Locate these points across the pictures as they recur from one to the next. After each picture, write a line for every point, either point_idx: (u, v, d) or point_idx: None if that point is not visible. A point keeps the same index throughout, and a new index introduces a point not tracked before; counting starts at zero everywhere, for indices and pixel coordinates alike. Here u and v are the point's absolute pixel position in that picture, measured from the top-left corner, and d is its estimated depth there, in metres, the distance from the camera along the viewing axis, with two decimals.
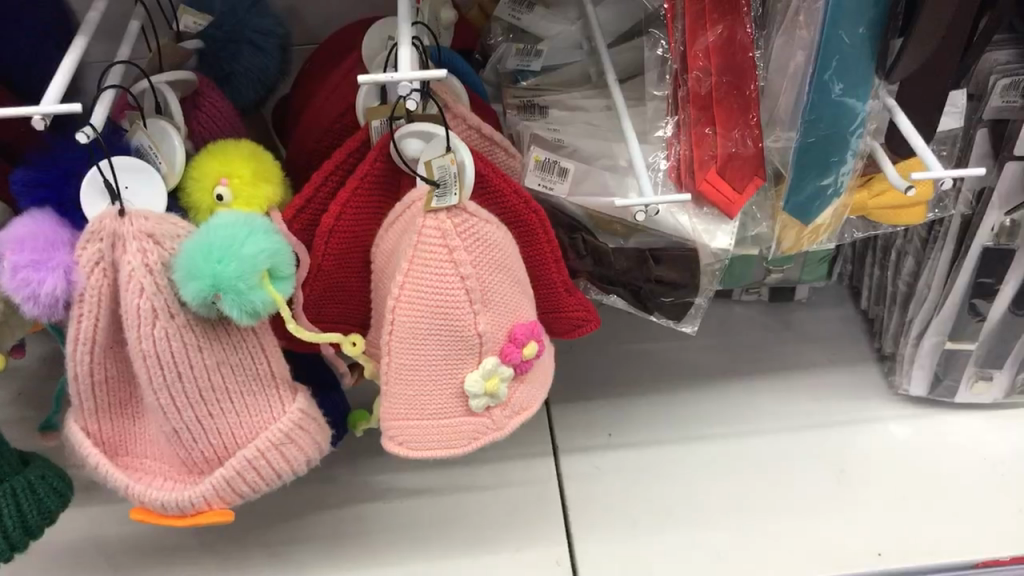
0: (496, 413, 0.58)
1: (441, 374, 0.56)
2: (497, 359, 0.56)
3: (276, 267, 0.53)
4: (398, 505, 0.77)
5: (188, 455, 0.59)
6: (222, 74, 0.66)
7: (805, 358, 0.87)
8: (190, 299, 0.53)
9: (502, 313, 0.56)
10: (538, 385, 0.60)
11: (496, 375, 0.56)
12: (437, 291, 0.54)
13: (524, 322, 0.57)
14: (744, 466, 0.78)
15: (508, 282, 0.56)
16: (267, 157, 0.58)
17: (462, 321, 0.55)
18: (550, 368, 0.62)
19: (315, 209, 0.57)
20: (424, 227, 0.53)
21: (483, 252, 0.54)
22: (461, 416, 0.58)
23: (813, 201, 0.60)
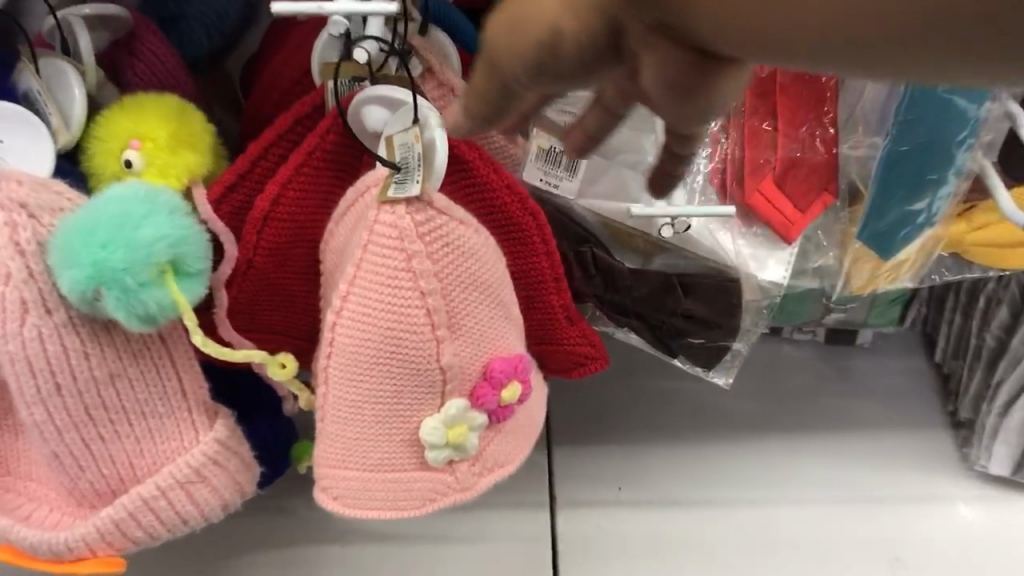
0: (462, 469, 0.46)
1: (390, 414, 0.43)
2: (467, 402, 0.44)
3: (181, 260, 0.41)
4: (356, 551, 0.63)
5: (73, 486, 0.47)
6: (168, 16, 0.53)
7: (863, 415, 0.72)
8: (67, 292, 0.40)
9: (476, 342, 0.44)
10: (515, 438, 0.48)
11: (462, 424, 0.44)
12: (391, 309, 0.41)
13: (504, 357, 0.45)
14: (779, 543, 0.64)
15: (486, 305, 0.44)
16: (196, 117, 0.46)
17: (421, 349, 0.42)
18: (531, 418, 0.49)
19: (251, 187, 0.45)
20: (377, 220, 0.40)
21: (454, 263, 0.42)
22: (415, 470, 0.45)
23: (892, 235, 0.48)
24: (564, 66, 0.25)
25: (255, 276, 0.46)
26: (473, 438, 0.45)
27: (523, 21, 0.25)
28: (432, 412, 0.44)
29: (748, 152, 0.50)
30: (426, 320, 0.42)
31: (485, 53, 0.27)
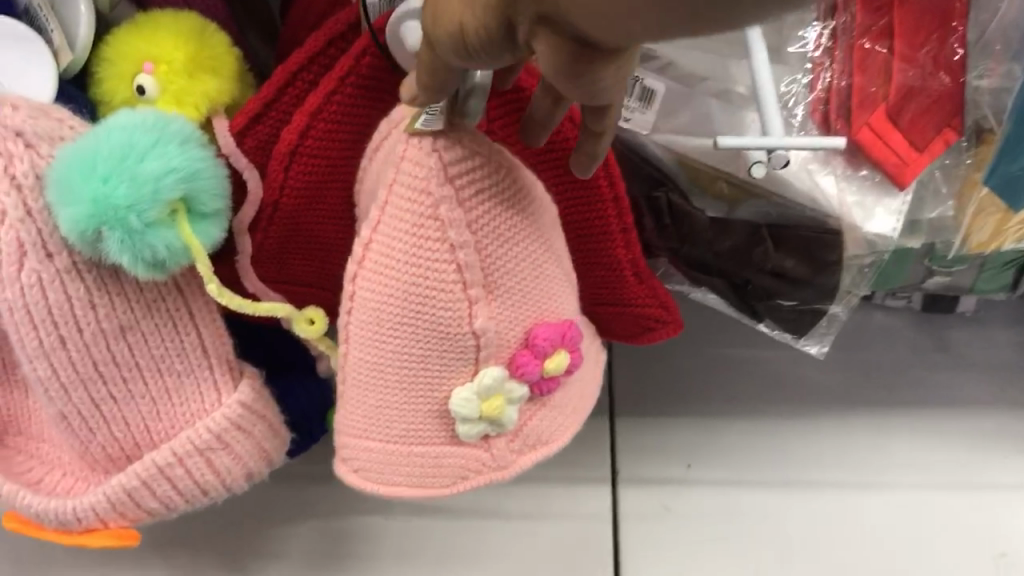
0: (497, 445, 0.40)
1: (416, 381, 0.38)
2: (504, 370, 0.38)
3: (194, 197, 0.36)
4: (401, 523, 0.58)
5: (84, 450, 0.43)
6: None
7: (962, 391, 0.65)
8: (66, 231, 0.36)
9: (518, 306, 0.38)
10: (563, 414, 0.42)
11: (498, 395, 0.38)
12: (416, 261, 0.35)
13: (551, 322, 0.39)
14: (866, 532, 0.58)
15: (532, 262, 0.38)
16: (217, 38, 0.40)
17: (451, 309, 0.36)
18: (584, 391, 0.44)
19: (281, 117, 0.39)
20: (404, 156, 0.34)
21: (493, 213, 0.36)
22: (443, 445, 0.39)
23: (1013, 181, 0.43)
24: (479, 56, 0.24)
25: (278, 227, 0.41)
26: (510, 409, 0.39)
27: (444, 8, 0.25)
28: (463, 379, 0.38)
29: (858, 80, 0.45)
30: (458, 278, 0.36)
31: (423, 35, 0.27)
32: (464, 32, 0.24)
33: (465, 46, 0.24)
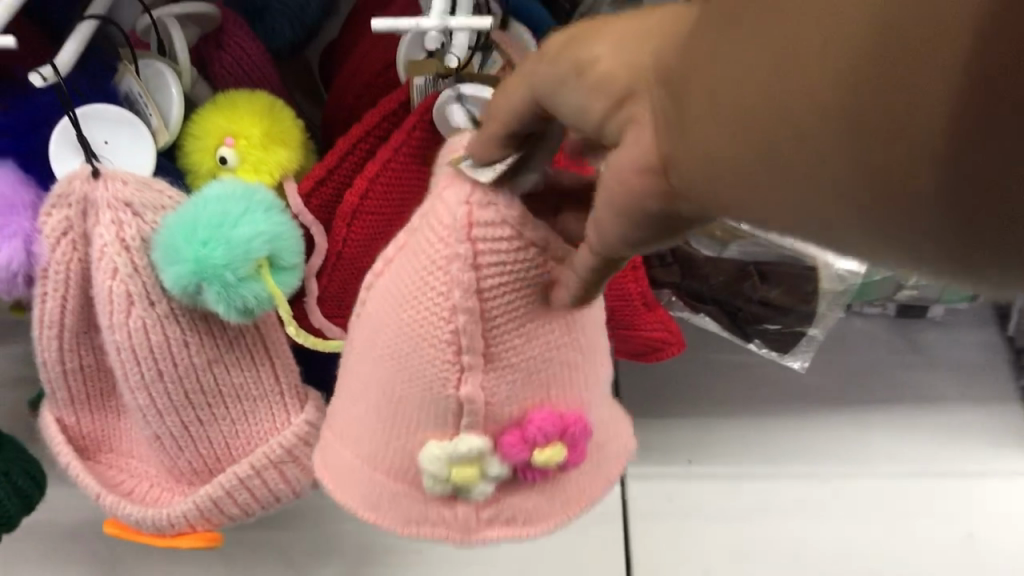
0: (460, 514, 0.40)
1: (395, 419, 0.39)
2: (488, 442, 0.37)
3: (277, 254, 0.43)
4: None
5: (173, 465, 0.50)
6: (253, 8, 0.55)
7: (933, 388, 0.73)
8: (170, 286, 0.42)
9: (507, 394, 0.37)
10: (544, 505, 0.41)
11: (477, 467, 0.38)
12: (415, 304, 0.36)
13: (555, 413, 0.38)
14: (850, 516, 0.65)
15: (538, 355, 0.37)
16: (286, 113, 0.47)
17: (440, 370, 0.37)
18: (578, 485, 0.42)
19: (340, 180, 0.47)
20: (447, 188, 0.34)
21: (500, 298, 0.35)
22: (410, 490, 0.40)
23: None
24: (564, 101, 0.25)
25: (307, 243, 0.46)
26: (485, 485, 0.38)
27: (567, 48, 0.25)
28: (448, 441, 0.38)
29: None
30: (447, 327, 0.36)
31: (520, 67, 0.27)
32: (568, 76, 0.24)
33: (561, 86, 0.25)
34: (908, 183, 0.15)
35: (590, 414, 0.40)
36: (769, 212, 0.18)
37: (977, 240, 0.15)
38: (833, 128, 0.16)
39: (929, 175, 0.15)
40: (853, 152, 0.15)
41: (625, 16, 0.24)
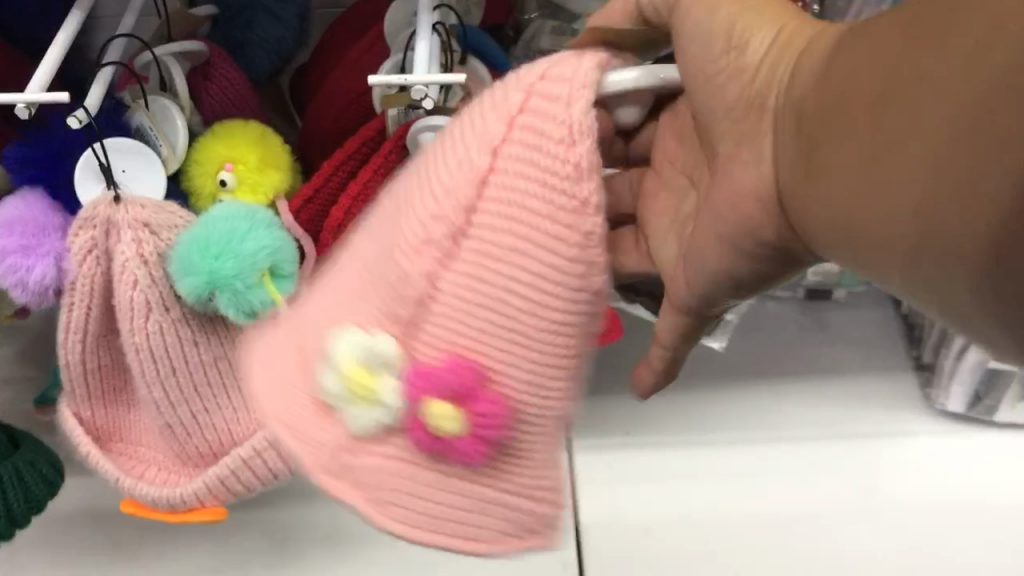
0: (329, 437, 0.40)
1: (332, 309, 0.41)
2: (398, 359, 0.39)
3: (277, 265, 0.50)
4: None
5: (183, 449, 0.56)
6: (235, 44, 0.62)
7: (838, 362, 0.83)
8: (185, 294, 0.49)
9: (450, 322, 0.38)
10: (414, 510, 0.39)
11: (371, 388, 0.38)
12: (437, 173, 0.39)
13: (473, 373, 0.38)
14: (770, 476, 0.74)
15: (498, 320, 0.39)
16: (275, 142, 0.54)
17: (412, 252, 0.38)
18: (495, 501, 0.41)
19: (325, 197, 0.54)
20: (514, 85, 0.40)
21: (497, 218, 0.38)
22: (304, 383, 0.41)
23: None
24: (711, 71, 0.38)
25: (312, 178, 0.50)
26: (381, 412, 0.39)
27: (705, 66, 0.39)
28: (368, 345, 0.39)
29: None
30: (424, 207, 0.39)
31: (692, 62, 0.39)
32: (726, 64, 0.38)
33: (706, 69, 0.38)
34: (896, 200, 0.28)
35: (534, 439, 0.41)
36: (853, 199, 0.31)
37: (928, 258, 0.27)
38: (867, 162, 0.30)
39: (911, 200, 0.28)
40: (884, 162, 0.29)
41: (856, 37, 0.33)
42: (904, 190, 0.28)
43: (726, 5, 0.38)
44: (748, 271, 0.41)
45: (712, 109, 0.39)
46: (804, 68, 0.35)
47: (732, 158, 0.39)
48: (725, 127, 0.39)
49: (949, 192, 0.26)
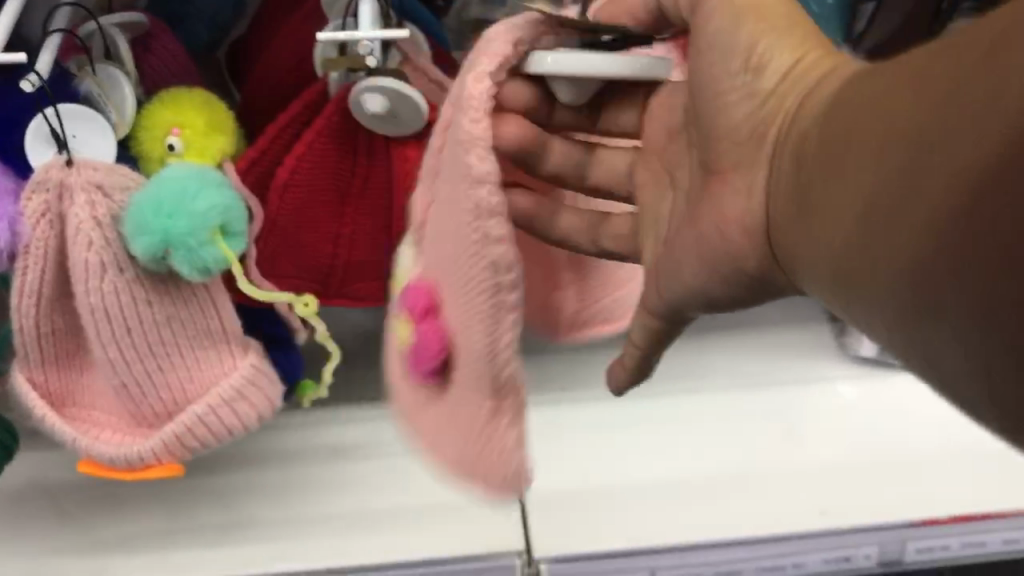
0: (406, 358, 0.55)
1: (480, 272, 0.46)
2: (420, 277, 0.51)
3: (228, 223, 0.52)
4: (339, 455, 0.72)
5: (137, 410, 0.58)
6: (175, 17, 0.64)
7: (757, 316, 0.88)
8: (139, 253, 0.51)
9: (442, 268, 0.48)
10: (475, 426, 0.47)
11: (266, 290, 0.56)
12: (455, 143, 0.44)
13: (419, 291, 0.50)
14: (697, 422, 0.77)
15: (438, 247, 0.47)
16: (222, 108, 0.56)
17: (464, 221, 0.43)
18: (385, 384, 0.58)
19: (270, 159, 0.56)
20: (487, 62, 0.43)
21: (449, 172, 0.45)
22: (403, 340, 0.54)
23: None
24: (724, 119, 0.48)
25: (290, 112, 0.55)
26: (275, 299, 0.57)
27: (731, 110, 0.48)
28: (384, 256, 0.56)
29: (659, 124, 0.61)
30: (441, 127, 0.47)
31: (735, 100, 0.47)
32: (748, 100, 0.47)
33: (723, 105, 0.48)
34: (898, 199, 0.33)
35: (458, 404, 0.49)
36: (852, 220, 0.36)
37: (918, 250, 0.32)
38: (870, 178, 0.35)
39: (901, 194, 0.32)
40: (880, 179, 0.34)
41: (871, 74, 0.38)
42: (886, 199, 0.34)
43: (749, 22, 0.47)
44: (719, 290, 0.51)
45: (717, 134, 0.49)
46: (816, 94, 0.44)
47: (723, 183, 0.49)
48: (731, 152, 0.48)
49: (921, 191, 0.31)
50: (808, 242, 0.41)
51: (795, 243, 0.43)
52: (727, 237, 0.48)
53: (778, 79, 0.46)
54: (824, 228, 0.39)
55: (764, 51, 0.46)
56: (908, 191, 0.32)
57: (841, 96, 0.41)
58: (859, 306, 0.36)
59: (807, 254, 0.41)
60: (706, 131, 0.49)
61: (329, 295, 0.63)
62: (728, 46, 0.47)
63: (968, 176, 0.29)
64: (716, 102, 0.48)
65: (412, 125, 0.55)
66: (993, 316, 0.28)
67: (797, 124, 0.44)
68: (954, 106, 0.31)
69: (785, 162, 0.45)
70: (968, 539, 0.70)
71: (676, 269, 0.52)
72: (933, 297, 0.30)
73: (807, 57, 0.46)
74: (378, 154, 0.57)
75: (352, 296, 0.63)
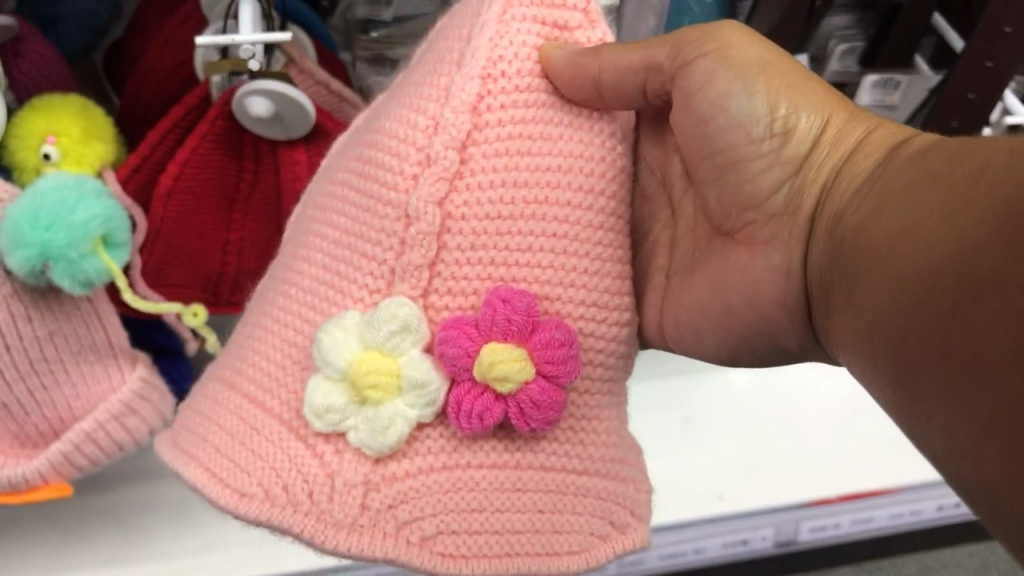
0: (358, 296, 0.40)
1: (544, 167, 0.40)
2: (441, 380, 0.39)
3: (110, 234, 0.51)
4: None
5: (20, 429, 0.55)
6: (46, 19, 0.61)
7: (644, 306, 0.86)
8: (16, 267, 0.49)
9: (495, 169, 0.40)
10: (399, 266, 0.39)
11: (397, 374, 0.38)
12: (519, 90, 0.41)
13: (466, 354, 0.38)
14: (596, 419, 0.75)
15: (583, 289, 0.41)
16: (96, 112, 0.55)
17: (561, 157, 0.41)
18: (291, 483, 0.38)
19: (153, 166, 0.55)
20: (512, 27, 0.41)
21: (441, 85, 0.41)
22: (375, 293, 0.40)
23: None
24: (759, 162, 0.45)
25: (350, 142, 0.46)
26: (407, 410, 0.38)
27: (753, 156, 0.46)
28: (439, 361, 0.39)
29: None
30: (421, 163, 0.39)
31: (788, 151, 0.45)
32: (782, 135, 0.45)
33: (779, 156, 0.45)
34: (912, 291, 0.32)
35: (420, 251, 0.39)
36: (879, 300, 0.34)
37: None
38: (909, 274, 0.33)
39: (920, 315, 0.32)
40: (914, 272, 0.33)
41: (917, 154, 0.39)
42: (927, 234, 0.33)
43: (772, 65, 0.45)
44: (747, 342, 0.48)
45: (749, 196, 0.46)
46: (849, 172, 0.42)
47: (746, 244, 0.47)
48: (762, 224, 0.46)
49: (936, 342, 0.30)
50: (681, 299, 0.50)
51: (815, 310, 0.43)
52: (743, 297, 0.47)
53: (806, 149, 0.45)
54: (858, 238, 0.38)
55: (792, 115, 0.45)
56: (975, 206, 0.32)
57: (897, 167, 0.39)
58: (745, 343, 0.48)
59: (702, 299, 0.49)
60: (737, 188, 0.46)
61: (220, 306, 0.61)
62: (744, 109, 0.44)
63: (964, 278, 0.30)
64: (743, 166, 0.46)
65: (300, 127, 0.54)
66: (999, 402, 0.27)
67: (823, 215, 0.43)
68: (1000, 210, 0.30)
69: (818, 246, 0.43)
70: (858, 516, 0.75)
71: (697, 311, 0.49)
72: (903, 375, 0.32)
73: (834, 121, 0.44)
74: (264, 157, 0.57)
75: (244, 307, 0.61)
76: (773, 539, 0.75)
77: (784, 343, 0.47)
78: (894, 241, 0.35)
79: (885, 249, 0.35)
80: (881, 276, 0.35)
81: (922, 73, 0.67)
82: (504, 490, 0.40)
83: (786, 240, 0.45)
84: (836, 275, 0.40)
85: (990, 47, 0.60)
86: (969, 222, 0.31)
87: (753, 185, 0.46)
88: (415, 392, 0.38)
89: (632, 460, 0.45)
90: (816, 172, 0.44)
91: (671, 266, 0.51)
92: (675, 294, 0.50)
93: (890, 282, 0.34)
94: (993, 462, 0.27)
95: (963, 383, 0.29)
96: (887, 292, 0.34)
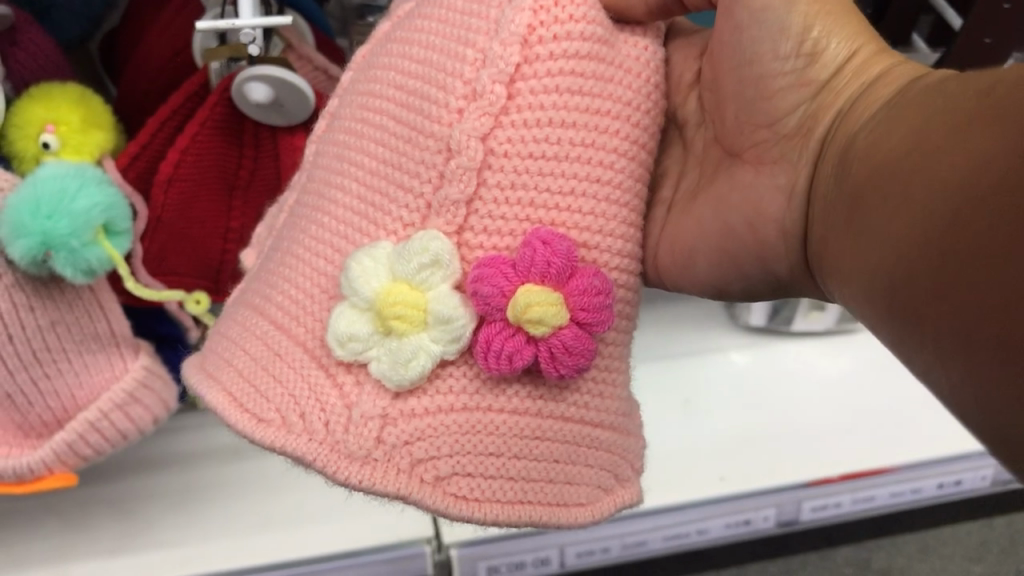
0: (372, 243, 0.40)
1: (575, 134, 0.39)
2: (470, 319, 0.38)
3: (111, 221, 0.51)
4: (228, 450, 0.69)
5: (25, 421, 0.55)
6: (39, 7, 0.61)
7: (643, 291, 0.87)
8: (17, 257, 0.48)
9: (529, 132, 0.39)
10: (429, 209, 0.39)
11: (425, 309, 0.38)
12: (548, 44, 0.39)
13: (499, 291, 0.37)
14: None
15: None
16: (94, 100, 0.54)
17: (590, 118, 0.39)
18: (308, 412, 0.38)
19: (153, 153, 0.55)
20: None
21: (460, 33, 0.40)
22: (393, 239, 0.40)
23: None
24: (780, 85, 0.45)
25: (363, 70, 0.45)
26: (433, 346, 0.38)
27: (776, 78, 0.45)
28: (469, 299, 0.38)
29: None
30: (465, 105, 0.39)
31: (812, 74, 0.44)
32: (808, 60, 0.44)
33: (800, 81, 0.44)
34: (936, 190, 0.32)
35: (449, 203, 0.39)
36: (898, 200, 0.34)
37: None
38: (935, 173, 0.33)
39: (936, 213, 0.31)
40: (938, 173, 0.32)
41: (943, 76, 0.38)
42: (956, 139, 0.33)
43: None
44: (742, 270, 0.48)
45: (766, 119, 0.46)
46: (869, 98, 0.42)
47: (756, 169, 0.47)
48: (770, 147, 0.46)
49: (946, 239, 0.30)
50: (684, 222, 0.50)
51: (811, 233, 0.43)
52: (744, 222, 0.47)
53: (829, 74, 0.44)
54: (874, 151, 0.38)
55: (822, 39, 0.44)
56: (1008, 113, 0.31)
57: (917, 90, 0.39)
58: (736, 267, 0.48)
59: (705, 223, 0.49)
60: (755, 111, 0.46)
61: (221, 292, 0.61)
62: (779, 26, 0.43)
63: (979, 187, 0.30)
64: (764, 85, 0.45)
65: (300, 111, 0.54)
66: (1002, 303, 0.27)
67: (835, 140, 0.43)
68: None
69: (826, 171, 0.42)
70: (859, 495, 0.73)
71: (697, 234, 0.49)
72: (901, 272, 0.33)
73: (862, 49, 0.43)
74: (264, 143, 0.57)
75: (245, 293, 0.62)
76: (774, 519, 0.72)
77: (776, 270, 0.47)
78: (921, 146, 0.35)
79: (910, 154, 0.35)
80: (900, 176, 0.35)
81: (921, 50, 0.67)
82: (524, 436, 0.39)
83: (796, 165, 0.45)
84: (845, 190, 0.40)
85: (987, 23, 0.60)
86: (999, 129, 0.31)
87: (771, 110, 0.45)
88: (442, 332, 0.38)
89: (636, 439, 0.45)
90: (835, 97, 0.44)
91: (677, 191, 0.51)
92: (677, 218, 0.50)
93: (910, 183, 0.34)
94: (991, 363, 0.27)
95: (969, 279, 0.29)
96: (908, 190, 0.34)
